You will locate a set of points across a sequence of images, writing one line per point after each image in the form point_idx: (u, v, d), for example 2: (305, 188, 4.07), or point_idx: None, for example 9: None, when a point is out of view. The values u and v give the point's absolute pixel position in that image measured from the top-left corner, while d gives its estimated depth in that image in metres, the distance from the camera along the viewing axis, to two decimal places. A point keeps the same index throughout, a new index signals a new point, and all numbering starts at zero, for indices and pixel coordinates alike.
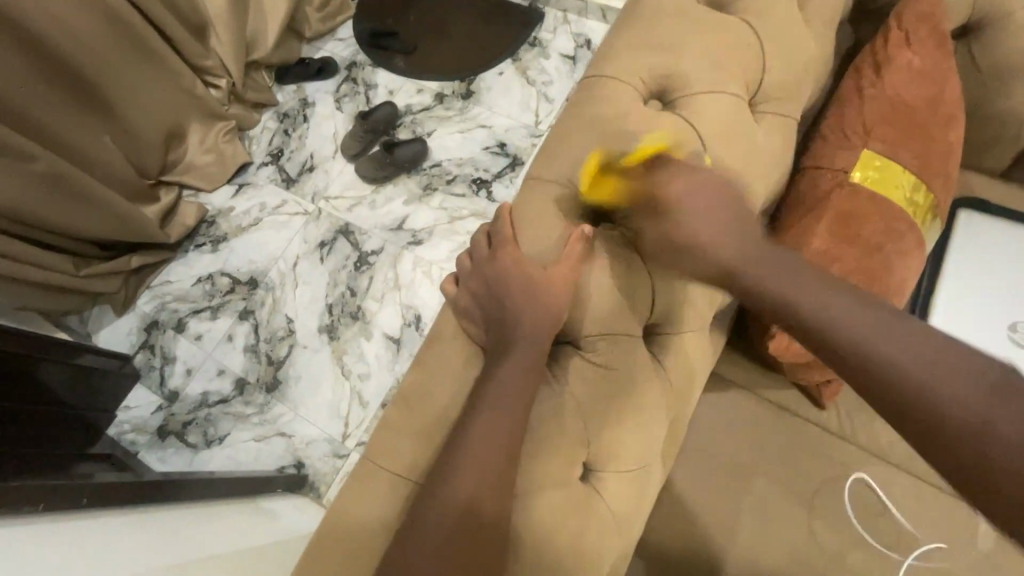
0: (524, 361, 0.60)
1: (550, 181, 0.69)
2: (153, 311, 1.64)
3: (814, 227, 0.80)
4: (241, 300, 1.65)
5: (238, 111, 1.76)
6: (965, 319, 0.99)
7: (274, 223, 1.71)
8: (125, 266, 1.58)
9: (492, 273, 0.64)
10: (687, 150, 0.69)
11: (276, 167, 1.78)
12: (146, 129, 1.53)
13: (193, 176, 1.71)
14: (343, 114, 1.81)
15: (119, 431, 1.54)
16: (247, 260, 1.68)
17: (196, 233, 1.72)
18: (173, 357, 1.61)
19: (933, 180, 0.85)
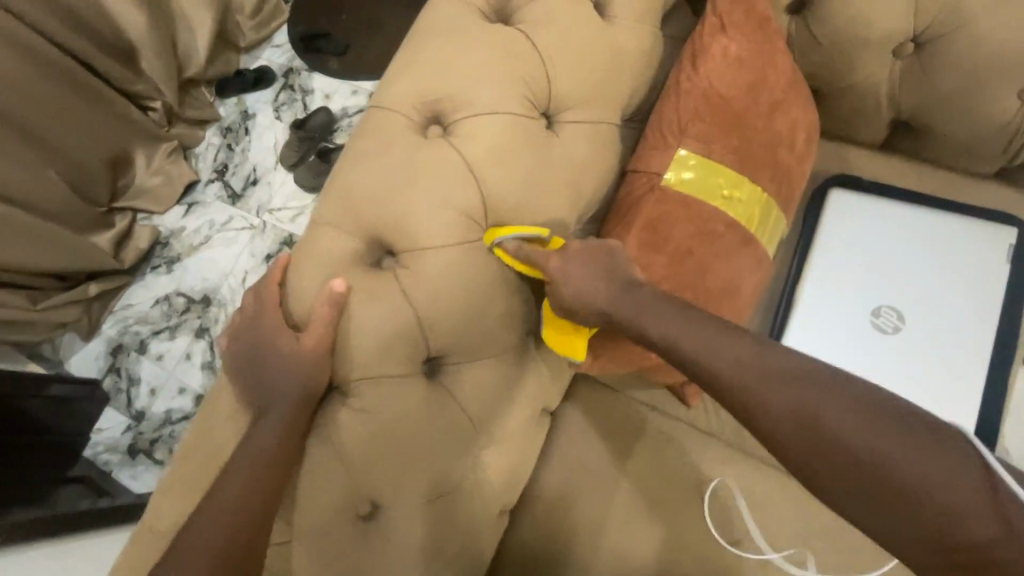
0: (282, 413, 0.62)
1: (325, 224, 0.69)
2: (117, 334, 1.56)
3: (625, 235, 0.77)
4: (196, 317, 1.56)
5: (181, 130, 1.64)
6: (834, 305, 0.94)
7: (225, 239, 1.62)
8: (84, 295, 1.48)
9: (262, 324, 0.65)
10: (461, 178, 0.68)
11: (223, 183, 1.66)
12: (89, 157, 1.43)
13: (146, 200, 1.60)
14: (283, 123, 1.68)
15: (94, 452, 1.52)
16: (201, 277, 1.59)
17: (151, 254, 1.61)
18: (138, 378, 1.54)
19: (758, 173, 0.81)
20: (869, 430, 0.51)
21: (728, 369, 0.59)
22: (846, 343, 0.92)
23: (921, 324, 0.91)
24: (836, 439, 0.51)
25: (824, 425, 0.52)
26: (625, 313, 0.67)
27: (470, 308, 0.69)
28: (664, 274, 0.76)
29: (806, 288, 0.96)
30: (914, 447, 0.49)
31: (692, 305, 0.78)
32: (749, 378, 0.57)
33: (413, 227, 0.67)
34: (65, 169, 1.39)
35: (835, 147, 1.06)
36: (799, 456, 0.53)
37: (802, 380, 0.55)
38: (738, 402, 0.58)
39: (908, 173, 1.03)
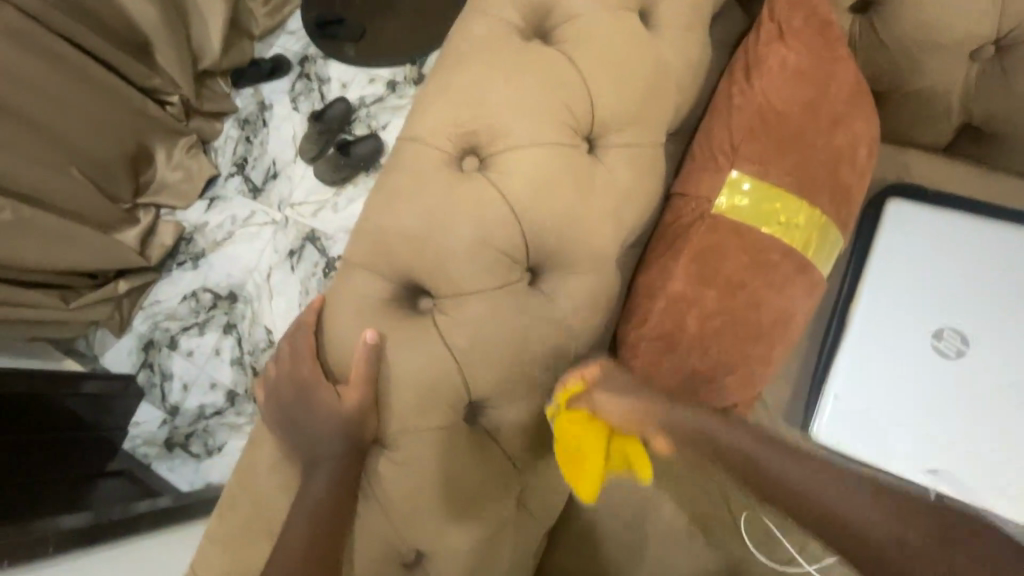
0: (329, 465, 0.62)
1: (359, 266, 0.65)
2: (148, 330, 1.54)
3: (672, 267, 0.73)
4: (223, 313, 1.51)
5: (199, 124, 1.59)
6: (890, 326, 0.90)
7: (247, 235, 1.55)
8: (113, 292, 1.48)
9: (304, 371, 0.64)
10: (497, 215, 0.64)
11: (243, 176, 1.59)
12: (112, 158, 1.41)
13: (166, 194, 1.56)
14: (300, 115, 1.59)
15: (132, 445, 1.53)
16: (226, 273, 1.54)
17: (177, 249, 1.57)
18: (170, 374, 1.52)
19: (818, 194, 0.75)
20: (906, 522, 0.52)
21: (749, 446, 0.61)
22: (904, 367, 0.87)
23: (986, 349, 0.85)
24: (863, 530, 0.53)
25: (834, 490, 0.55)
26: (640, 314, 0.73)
27: (511, 353, 0.66)
28: (716, 309, 0.72)
29: (859, 308, 0.91)
30: (947, 536, 0.50)
31: (744, 341, 0.74)
32: (770, 456, 0.60)
33: (451, 269, 0.64)
34: (90, 169, 1.38)
35: (894, 153, 0.99)
36: (819, 528, 0.55)
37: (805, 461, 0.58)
38: (757, 480, 0.59)
39: (976, 179, 0.95)
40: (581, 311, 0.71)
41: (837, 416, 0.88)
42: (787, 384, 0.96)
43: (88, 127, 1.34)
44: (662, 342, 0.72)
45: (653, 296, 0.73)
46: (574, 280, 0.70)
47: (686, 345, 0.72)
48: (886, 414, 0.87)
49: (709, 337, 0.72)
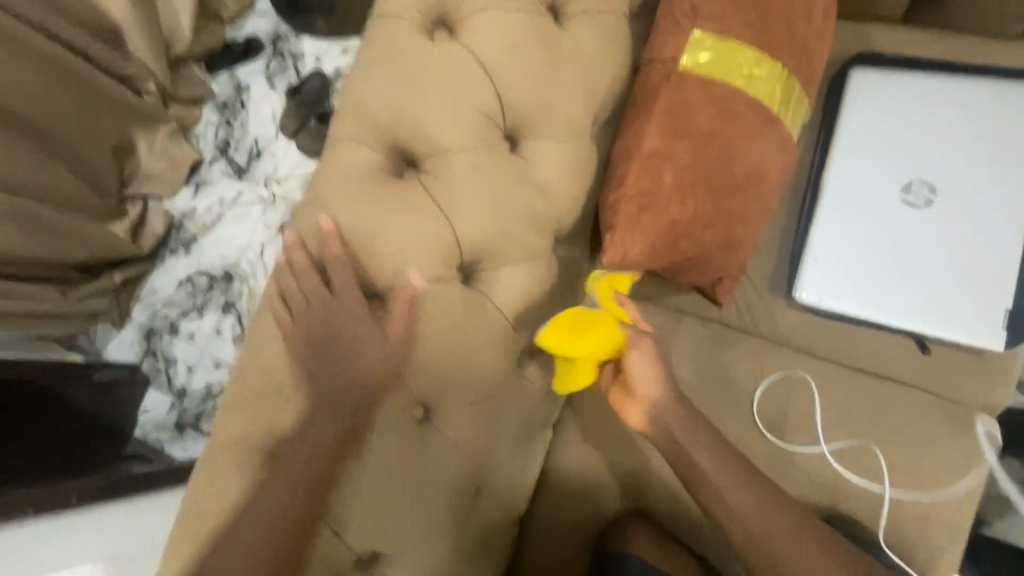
0: (344, 319, 0.64)
1: (346, 140, 0.68)
2: (147, 319, 1.54)
3: (646, 126, 0.76)
4: (222, 294, 1.54)
5: (177, 111, 1.57)
6: (863, 187, 0.93)
7: (237, 215, 1.58)
8: (110, 283, 1.45)
9: (303, 242, 0.66)
10: (472, 78, 0.68)
11: (227, 160, 1.62)
12: (95, 148, 1.36)
13: (152, 184, 1.53)
14: (278, 93, 1.64)
15: (144, 433, 1.50)
16: (220, 255, 1.56)
17: (168, 239, 1.58)
18: (174, 358, 1.52)
19: (777, 48, 0.78)
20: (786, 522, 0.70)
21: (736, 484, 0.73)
22: (876, 224, 0.91)
23: (954, 193, 0.89)
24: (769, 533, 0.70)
25: (745, 504, 0.71)
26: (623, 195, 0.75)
27: (497, 212, 0.69)
28: (690, 160, 0.75)
29: (831, 174, 0.95)
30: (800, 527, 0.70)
31: (720, 191, 0.77)
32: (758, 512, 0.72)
33: (435, 130, 0.67)
34: (73, 162, 1.32)
35: (854, 27, 1.02)
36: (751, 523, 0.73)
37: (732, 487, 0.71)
38: (677, 459, 0.73)
39: (933, 42, 0.98)
40: (563, 176, 0.74)
41: (818, 276, 0.92)
42: (770, 259, 0.99)
43: (70, 117, 1.28)
44: (642, 199, 0.74)
45: (629, 158, 0.76)
46: (553, 144, 0.73)
47: (665, 198, 0.75)
48: (866, 266, 0.91)
49: (686, 189, 0.75)
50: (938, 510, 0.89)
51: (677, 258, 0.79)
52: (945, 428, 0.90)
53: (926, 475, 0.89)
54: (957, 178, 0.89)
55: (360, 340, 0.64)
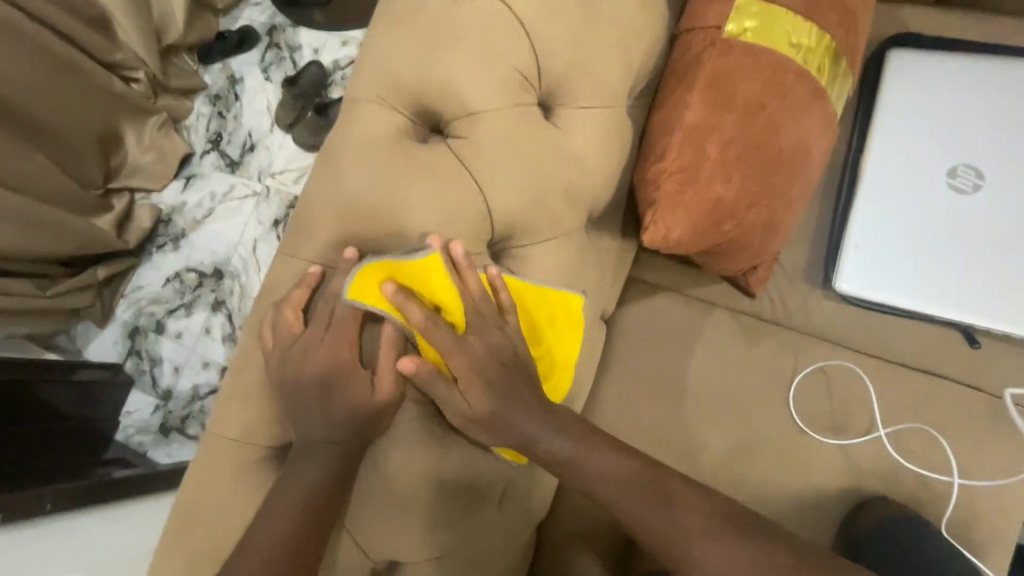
0: None
1: (366, 100, 0.62)
2: (132, 317, 1.45)
3: (688, 96, 0.70)
4: (211, 291, 1.45)
5: (167, 102, 1.48)
6: (902, 171, 0.88)
7: (229, 210, 1.49)
8: (92, 279, 1.36)
9: (317, 211, 0.59)
10: (505, 36, 0.62)
11: (219, 152, 1.53)
12: (80, 137, 1.28)
13: (141, 178, 1.46)
14: (274, 84, 1.54)
15: (126, 436, 1.40)
16: (210, 250, 1.47)
17: (155, 234, 1.49)
18: (160, 358, 1.43)
19: (825, 18, 0.74)
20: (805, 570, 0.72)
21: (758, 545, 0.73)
22: (918, 210, 0.86)
23: (1003, 180, 0.85)
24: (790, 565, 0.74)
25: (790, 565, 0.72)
26: (670, 165, 0.69)
27: (531, 184, 0.63)
28: (737, 132, 0.69)
29: (870, 156, 0.90)
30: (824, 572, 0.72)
31: (767, 167, 0.71)
32: None
33: (465, 90, 0.61)
34: (53, 150, 1.25)
35: (890, 10, 0.98)
36: None
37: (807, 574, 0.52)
38: None
39: (971, 23, 0.95)
40: (599, 148, 0.68)
41: (860, 265, 0.87)
42: (805, 248, 0.94)
43: (51, 103, 1.20)
44: (685, 173, 0.68)
45: (670, 130, 0.70)
46: (590, 113, 0.67)
47: (711, 173, 0.69)
48: (909, 252, 0.86)
49: (733, 163, 0.69)
50: (984, 511, 0.83)
51: (719, 241, 0.74)
52: (994, 429, 0.85)
53: (971, 476, 0.84)
54: (1004, 163, 0.85)
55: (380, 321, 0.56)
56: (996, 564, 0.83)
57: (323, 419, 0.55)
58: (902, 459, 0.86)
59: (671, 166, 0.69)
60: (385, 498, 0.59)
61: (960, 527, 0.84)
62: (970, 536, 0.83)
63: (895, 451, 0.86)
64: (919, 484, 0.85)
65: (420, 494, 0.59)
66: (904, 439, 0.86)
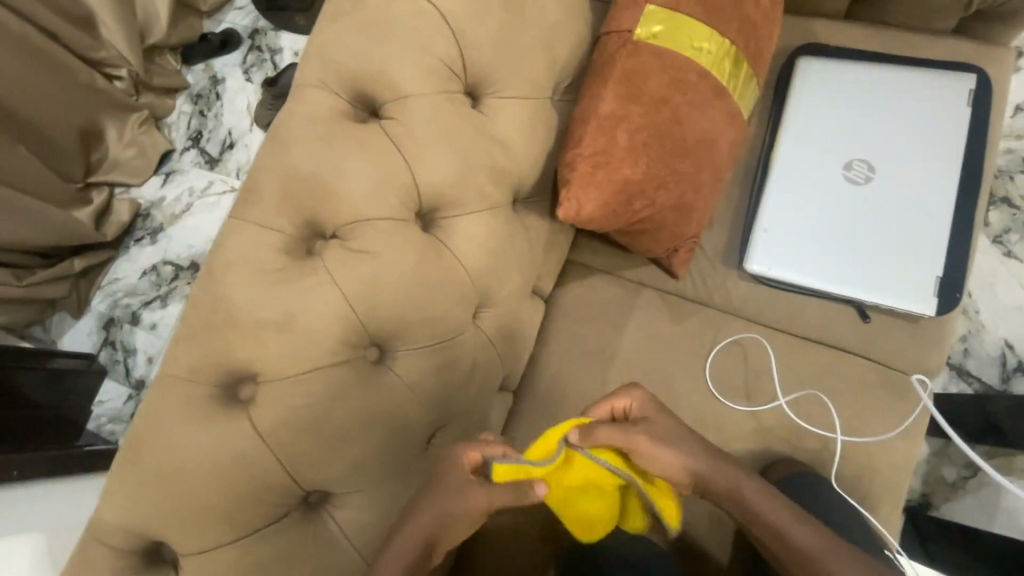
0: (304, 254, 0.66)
1: (313, 84, 0.70)
2: (107, 309, 1.49)
3: (603, 91, 0.80)
4: (187, 284, 1.49)
5: (149, 100, 1.56)
6: (807, 166, 0.98)
7: (206, 206, 1.55)
8: (70, 270, 1.41)
9: (264, 179, 0.67)
10: (437, 31, 0.71)
11: (198, 150, 1.60)
12: (62, 132, 1.34)
13: (122, 171, 1.52)
14: (254, 85, 1.62)
15: (97, 425, 1.43)
16: (187, 245, 1.52)
17: (133, 228, 1.54)
18: (134, 348, 1.47)
19: (726, 26, 0.84)
20: None
21: None
22: (820, 201, 0.96)
23: (889, 172, 0.95)
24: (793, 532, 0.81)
25: None
26: (585, 150, 0.78)
27: (457, 161, 0.72)
28: (643, 123, 0.79)
29: (780, 153, 1.00)
30: None
31: (672, 155, 0.81)
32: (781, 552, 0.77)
33: (399, 78, 0.70)
34: (36, 145, 1.31)
35: (802, 23, 1.10)
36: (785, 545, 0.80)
37: (820, 527, 0.69)
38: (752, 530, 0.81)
39: (871, 36, 1.07)
40: (521, 132, 0.77)
41: (768, 248, 0.97)
42: (724, 233, 1.04)
43: (35, 99, 1.26)
44: (597, 158, 0.78)
45: (587, 120, 0.80)
46: (513, 102, 0.77)
47: (620, 158, 0.78)
48: (813, 238, 0.95)
49: (639, 149, 0.79)
50: (875, 468, 0.93)
51: (632, 219, 0.83)
52: (882, 390, 0.95)
53: (863, 433, 0.94)
54: (896, 162, 0.96)
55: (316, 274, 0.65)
56: (884, 515, 0.92)
57: (270, 358, 0.64)
58: (805, 422, 0.95)
59: (584, 150, 0.78)
60: (319, 445, 0.65)
61: (853, 482, 0.93)
62: (862, 491, 0.93)
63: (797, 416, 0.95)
64: (819, 445, 0.94)
65: (353, 434, 0.67)
66: (805, 405, 0.95)
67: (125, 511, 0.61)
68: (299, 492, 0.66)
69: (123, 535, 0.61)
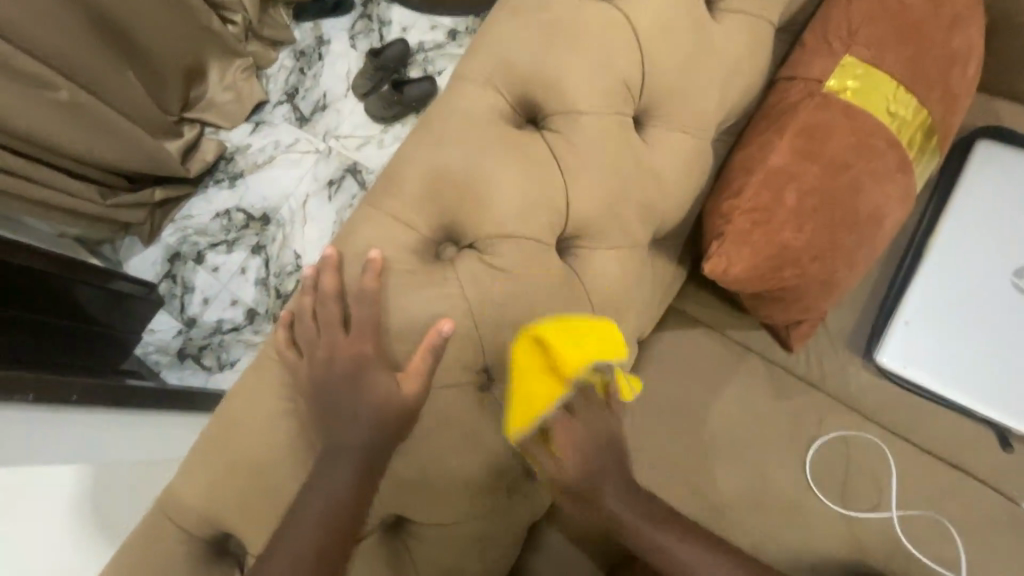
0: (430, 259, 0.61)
1: (473, 78, 0.65)
2: (176, 243, 1.46)
3: (775, 141, 0.72)
4: (254, 235, 1.45)
5: (255, 48, 1.54)
6: (969, 264, 0.87)
7: (288, 161, 1.50)
8: (148, 199, 1.40)
9: (404, 169, 0.62)
10: (618, 43, 0.64)
11: (291, 106, 1.55)
12: (169, 65, 1.35)
13: (216, 113, 1.50)
14: (357, 53, 1.56)
15: (143, 352, 1.41)
16: (262, 196, 1.48)
17: (216, 169, 1.51)
18: (193, 287, 1.43)
19: (923, 92, 0.74)
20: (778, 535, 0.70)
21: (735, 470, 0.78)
22: (974, 305, 0.85)
23: None
24: None
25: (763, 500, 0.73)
26: (745, 202, 0.70)
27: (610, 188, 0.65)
28: (816, 185, 0.71)
29: (937, 240, 0.90)
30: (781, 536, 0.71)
31: (838, 226, 0.72)
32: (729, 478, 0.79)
33: (564, 87, 0.64)
34: (142, 71, 1.31)
35: (985, 100, 0.99)
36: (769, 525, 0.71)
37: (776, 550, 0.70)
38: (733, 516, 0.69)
39: None
40: (677, 170, 0.70)
41: (904, 343, 0.86)
42: (853, 315, 0.95)
43: (154, 27, 1.26)
44: (757, 214, 0.70)
45: (751, 169, 0.72)
46: (676, 135, 0.69)
47: (782, 218, 0.70)
48: (962, 345, 0.84)
49: (806, 214, 0.70)
50: None
51: (775, 285, 0.74)
52: (1012, 533, 0.83)
53: None
54: None
55: (444, 286, 0.60)
56: None
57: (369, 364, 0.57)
58: (914, 545, 0.84)
59: (746, 203, 0.70)
60: (405, 461, 0.61)
61: None
62: None
63: (908, 536, 0.84)
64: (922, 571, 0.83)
65: (446, 461, 0.62)
66: (913, 526, 0.84)
67: (200, 486, 0.58)
68: (378, 512, 0.62)
69: (197, 521, 0.58)
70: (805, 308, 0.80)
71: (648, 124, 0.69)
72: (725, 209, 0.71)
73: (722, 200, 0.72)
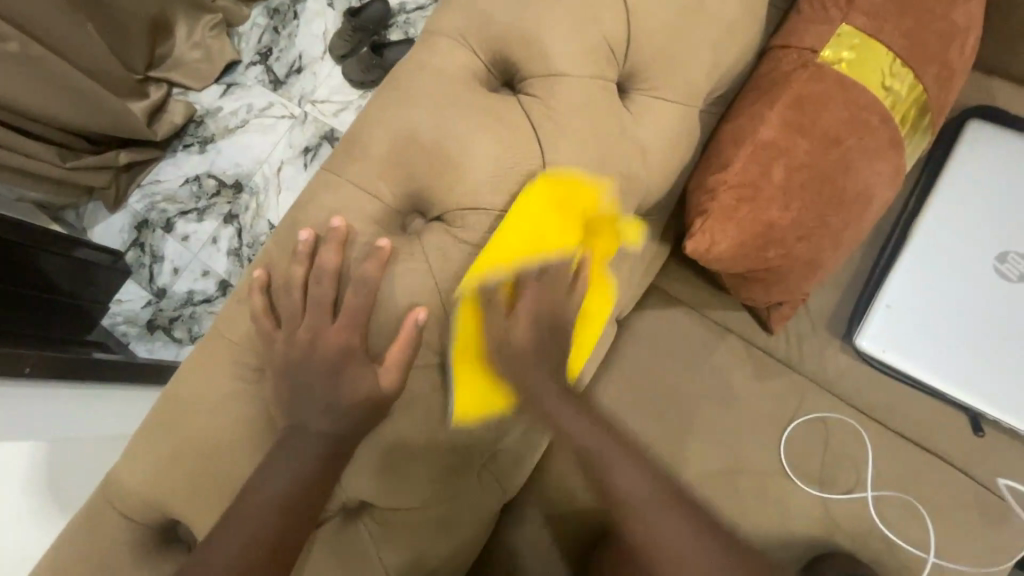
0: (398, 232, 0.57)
1: (447, 35, 0.60)
2: (142, 209, 1.39)
3: (767, 114, 0.68)
4: (226, 203, 1.38)
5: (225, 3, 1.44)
6: (955, 248, 0.86)
7: (261, 126, 1.42)
8: (113, 161, 1.31)
9: (370, 133, 0.58)
10: (605, 2, 0.60)
11: (264, 67, 1.45)
12: (132, 18, 1.25)
13: (182, 72, 1.41)
14: (335, 11, 1.45)
15: (110, 323, 1.34)
16: (234, 162, 1.40)
17: (183, 132, 1.42)
18: (161, 256, 1.37)
19: (921, 68, 0.71)
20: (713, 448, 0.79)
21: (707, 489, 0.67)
22: (958, 290, 0.84)
23: None
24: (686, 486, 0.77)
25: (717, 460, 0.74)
26: (732, 177, 0.67)
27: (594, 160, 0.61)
28: (807, 161, 0.67)
29: (924, 222, 0.88)
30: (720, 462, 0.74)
31: (826, 204, 0.69)
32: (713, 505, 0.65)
33: (547, 49, 0.59)
34: (104, 24, 1.21)
35: (978, 80, 0.96)
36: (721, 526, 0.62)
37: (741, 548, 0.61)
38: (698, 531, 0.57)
39: None
40: (665, 142, 0.66)
41: (885, 327, 0.85)
42: (835, 297, 0.93)
43: None
44: (744, 190, 0.67)
45: (740, 142, 0.68)
46: (664, 104, 0.65)
47: (770, 195, 0.67)
48: (943, 330, 0.83)
49: (796, 191, 0.68)
50: None
51: (760, 265, 0.72)
52: (979, 513, 0.84)
53: (947, 556, 0.83)
54: None
55: (412, 261, 0.56)
56: None
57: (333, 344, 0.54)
58: (884, 525, 0.85)
59: (734, 180, 0.67)
60: (370, 443, 0.58)
61: None
62: None
63: (879, 516, 0.85)
64: (891, 550, 0.84)
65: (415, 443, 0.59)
66: (884, 506, 0.85)
67: (147, 467, 0.54)
68: (342, 494, 0.60)
69: (145, 504, 0.55)
70: (790, 289, 0.77)
71: (635, 93, 0.65)
72: (711, 184, 0.68)
73: (709, 175, 0.69)
